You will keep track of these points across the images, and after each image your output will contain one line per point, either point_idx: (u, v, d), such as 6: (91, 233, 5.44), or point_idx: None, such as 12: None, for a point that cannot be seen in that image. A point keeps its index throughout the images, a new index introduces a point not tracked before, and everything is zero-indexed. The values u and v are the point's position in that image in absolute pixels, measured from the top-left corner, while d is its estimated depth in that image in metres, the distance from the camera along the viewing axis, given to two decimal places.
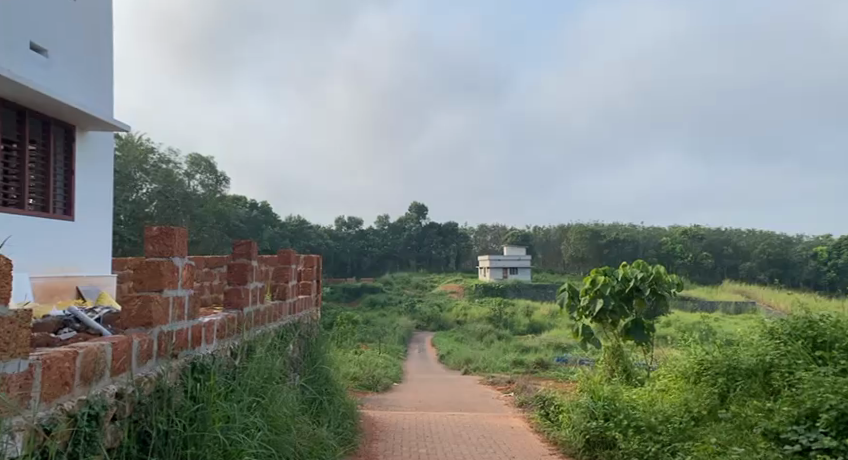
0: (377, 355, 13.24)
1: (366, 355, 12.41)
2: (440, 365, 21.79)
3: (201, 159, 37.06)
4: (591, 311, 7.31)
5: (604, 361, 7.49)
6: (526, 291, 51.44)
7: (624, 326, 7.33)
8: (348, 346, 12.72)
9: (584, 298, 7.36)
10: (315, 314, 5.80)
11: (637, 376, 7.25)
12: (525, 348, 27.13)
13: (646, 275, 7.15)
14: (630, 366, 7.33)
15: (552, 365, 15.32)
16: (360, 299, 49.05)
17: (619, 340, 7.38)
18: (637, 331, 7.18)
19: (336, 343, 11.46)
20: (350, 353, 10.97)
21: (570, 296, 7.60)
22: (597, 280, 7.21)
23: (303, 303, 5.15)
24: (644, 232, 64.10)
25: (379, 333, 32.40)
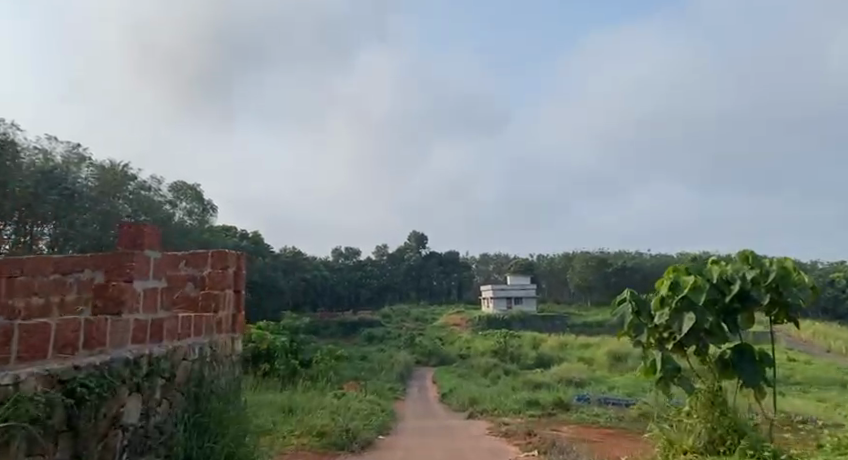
0: (367, 400, 11.16)
1: (349, 399, 10.18)
2: (442, 406, 19.55)
3: (187, 187, 35.29)
4: (676, 334, 5.44)
5: (697, 412, 5.40)
6: (532, 322, 49.15)
7: (721, 359, 5.52)
8: (330, 392, 10.68)
9: (663, 315, 5.49)
10: (239, 343, 3.95)
11: (754, 434, 5.19)
12: (535, 384, 24.89)
13: (752, 283, 5.62)
14: (739, 420, 5.26)
15: (572, 406, 13.12)
16: (357, 334, 46.76)
17: (717, 381, 5.49)
18: (746, 363, 5.42)
19: (311, 394, 9.46)
20: (327, 402, 8.92)
21: (636, 312, 5.72)
22: (688, 288, 5.44)
23: (200, 327, 3.24)
24: (653, 260, 61.96)
25: (377, 369, 30.21)
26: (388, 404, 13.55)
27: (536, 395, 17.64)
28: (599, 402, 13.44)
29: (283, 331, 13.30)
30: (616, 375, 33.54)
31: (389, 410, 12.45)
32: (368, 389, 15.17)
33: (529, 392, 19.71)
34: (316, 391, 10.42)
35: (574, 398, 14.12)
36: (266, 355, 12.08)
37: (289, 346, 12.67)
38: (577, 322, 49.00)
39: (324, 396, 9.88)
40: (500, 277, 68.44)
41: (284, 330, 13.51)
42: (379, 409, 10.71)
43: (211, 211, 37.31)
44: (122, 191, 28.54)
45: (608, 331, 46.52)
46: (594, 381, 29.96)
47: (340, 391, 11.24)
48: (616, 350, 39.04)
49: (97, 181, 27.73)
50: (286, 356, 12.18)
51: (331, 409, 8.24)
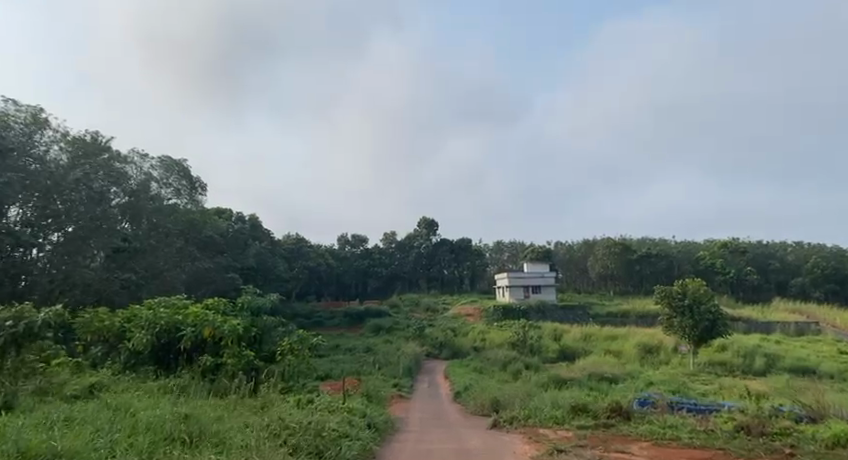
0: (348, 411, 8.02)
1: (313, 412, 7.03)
2: (456, 408, 16.24)
3: (175, 163, 31.83)
4: None
5: None
6: (552, 312, 45.53)
7: None
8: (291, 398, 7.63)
9: None
10: None
11: None
12: (563, 381, 21.59)
13: None
14: None
15: (636, 415, 9.47)
16: (364, 325, 43.68)
17: None
18: None
19: (250, 411, 6.58)
20: (265, 430, 5.91)
21: None
22: None
23: None
24: (681, 247, 57.99)
25: (381, 363, 27.10)
26: (387, 415, 10.17)
27: (572, 397, 14.21)
28: (668, 408, 9.82)
29: (246, 310, 9.98)
30: (650, 370, 30.10)
31: (385, 422, 9.15)
32: (359, 390, 11.77)
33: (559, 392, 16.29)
34: (273, 399, 7.40)
35: (633, 399, 10.49)
36: (214, 347, 8.93)
37: (252, 332, 9.37)
38: (600, 312, 45.41)
39: (279, 408, 6.91)
40: (517, 265, 64.72)
41: (250, 310, 10.17)
42: (360, 426, 7.59)
43: (202, 192, 33.86)
44: (100, 154, 24.55)
45: (636, 322, 42.84)
46: (629, 377, 26.51)
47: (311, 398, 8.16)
48: (646, 342, 35.51)
49: (75, 139, 23.76)
50: (238, 346, 8.91)
51: (259, 451, 5.34)
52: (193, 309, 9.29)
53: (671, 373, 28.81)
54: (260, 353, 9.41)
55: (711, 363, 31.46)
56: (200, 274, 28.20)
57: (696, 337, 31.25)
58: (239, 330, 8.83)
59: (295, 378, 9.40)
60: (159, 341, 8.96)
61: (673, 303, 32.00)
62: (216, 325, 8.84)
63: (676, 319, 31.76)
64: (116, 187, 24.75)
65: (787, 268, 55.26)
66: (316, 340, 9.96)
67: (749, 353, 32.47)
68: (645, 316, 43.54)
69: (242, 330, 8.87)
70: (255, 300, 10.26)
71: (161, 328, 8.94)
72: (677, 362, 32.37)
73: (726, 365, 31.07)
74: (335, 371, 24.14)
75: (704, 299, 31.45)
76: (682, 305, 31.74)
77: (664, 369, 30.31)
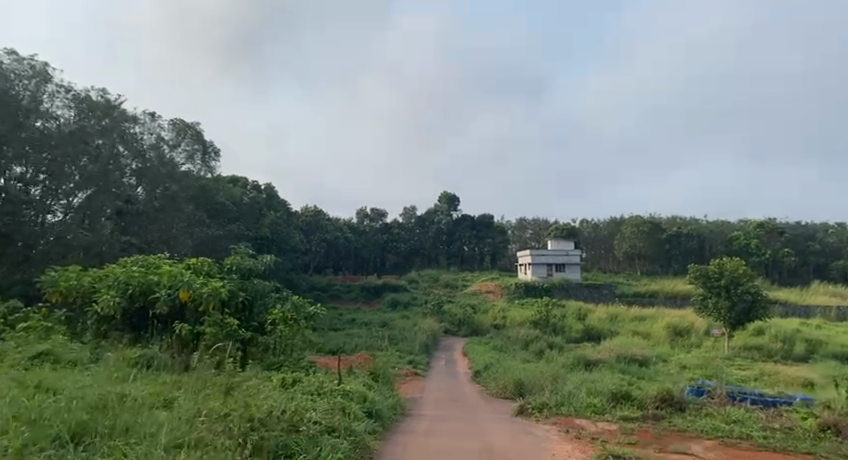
0: (341, 397, 7.06)
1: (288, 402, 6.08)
2: (476, 389, 14.99)
3: (187, 126, 30.54)
4: None
5: None
6: (576, 291, 43.89)
7: None
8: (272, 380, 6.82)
9: None
10: None
11: None
12: (591, 363, 20.17)
13: None
14: None
15: (691, 406, 7.97)
16: (381, 300, 42.54)
17: None
18: None
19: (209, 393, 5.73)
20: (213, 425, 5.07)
21: None
22: None
23: None
24: (714, 227, 55.70)
25: (396, 340, 25.94)
26: (396, 399, 8.84)
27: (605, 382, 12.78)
28: (728, 398, 8.32)
29: (233, 272, 8.62)
30: (681, 353, 28.55)
31: (391, 409, 8.00)
32: (364, 367, 10.48)
33: (588, 376, 14.90)
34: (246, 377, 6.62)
35: (686, 386, 8.93)
36: (191, 315, 7.57)
37: (239, 298, 8.08)
38: (626, 292, 43.67)
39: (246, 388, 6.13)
40: (540, 242, 62.96)
41: (239, 272, 8.83)
42: (353, 415, 6.69)
43: (215, 157, 32.59)
44: (110, 113, 23.07)
45: (665, 303, 41.06)
46: (660, 360, 25.00)
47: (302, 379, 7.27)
48: (676, 324, 33.85)
49: (83, 97, 22.16)
50: (218, 315, 7.56)
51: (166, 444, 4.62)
52: (171, 268, 7.98)
53: (704, 357, 27.23)
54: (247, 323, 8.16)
55: (747, 348, 29.75)
56: (209, 240, 27.11)
57: (732, 319, 29.51)
58: (223, 296, 7.47)
59: (286, 355, 8.28)
60: (132, 305, 7.68)
61: (708, 283, 30.26)
62: (195, 286, 7.42)
63: (711, 300, 30.00)
64: (124, 148, 23.54)
65: (827, 250, 52.90)
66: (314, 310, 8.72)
67: (788, 338, 30.69)
68: (674, 297, 41.78)
69: (225, 295, 7.56)
70: (244, 263, 8.84)
71: (133, 290, 7.60)
72: (710, 346, 30.72)
73: (763, 350, 29.38)
74: (347, 346, 23.07)
75: (741, 280, 29.68)
76: (718, 286, 30.00)
77: (696, 353, 28.71)
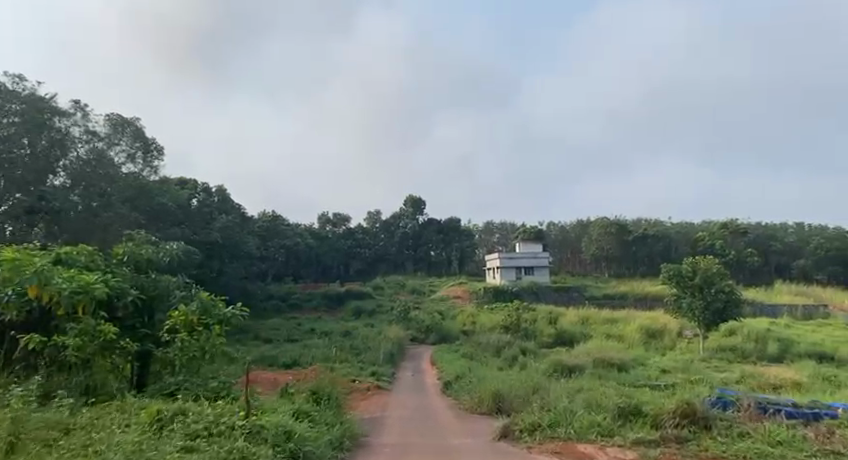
0: (248, 439, 5.93)
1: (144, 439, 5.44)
2: (445, 403, 13.38)
3: (125, 122, 29.39)
4: None
5: None
6: (546, 294, 42.55)
7: None
8: (144, 417, 6.19)
9: None
10: None
11: None
12: (568, 368, 18.65)
13: None
14: None
15: (720, 424, 6.35)
16: (344, 308, 40.60)
17: None
18: None
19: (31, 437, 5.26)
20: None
21: None
22: None
23: None
24: (679, 229, 55.07)
25: (357, 349, 24.15)
26: (338, 437, 7.25)
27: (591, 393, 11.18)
28: (758, 411, 6.79)
29: (130, 273, 9.04)
30: (656, 355, 27.42)
31: (326, 446, 6.78)
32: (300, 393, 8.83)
33: (567, 386, 13.37)
34: (104, 417, 6.35)
35: (708, 397, 7.36)
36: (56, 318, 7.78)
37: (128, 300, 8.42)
38: (596, 294, 42.52)
39: (90, 434, 5.65)
40: (507, 246, 61.62)
41: (137, 265, 9.43)
42: None
43: (157, 157, 31.75)
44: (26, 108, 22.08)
45: (635, 305, 40.00)
46: (637, 364, 23.71)
47: (211, 420, 6.19)
48: (648, 325, 32.75)
49: None
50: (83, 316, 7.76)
51: None
52: (29, 254, 7.58)
53: (681, 359, 26.03)
54: (142, 331, 8.81)
55: (720, 349, 28.71)
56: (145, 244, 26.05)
57: (706, 319, 28.37)
58: (92, 294, 7.34)
59: (189, 370, 8.30)
60: None
61: (681, 283, 29.14)
62: (55, 281, 7.11)
63: (685, 300, 28.83)
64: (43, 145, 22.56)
65: (791, 249, 52.75)
66: (230, 311, 8.32)
67: (761, 338, 29.76)
68: (645, 299, 40.77)
69: (97, 293, 7.43)
70: (136, 253, 9.34)
71: None
72: (685, 347, 29.66)
73: (738, 350, 28.37)
74: (304, 359, 21.27)
75: (715, 279, 28.58)
76: (691, 284, 28.89)
77: (671, 355, 27.53)
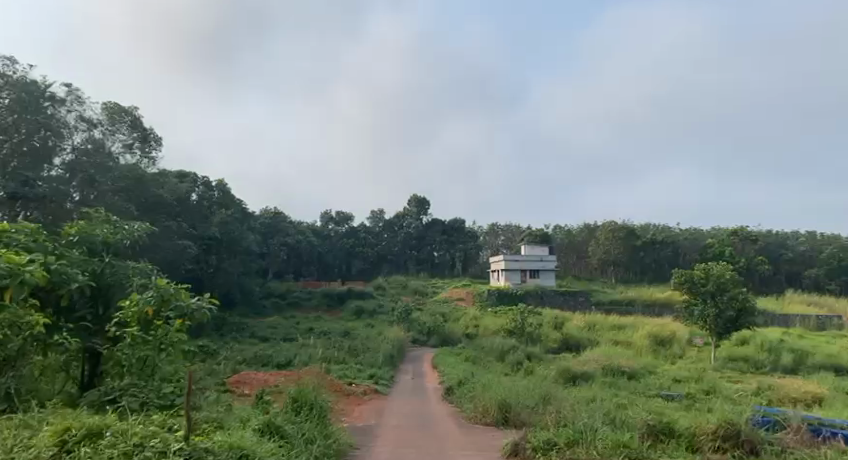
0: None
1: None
2: (447, 410, 12.51)
3: (123, 111, 28.72)
4: None
5: None
6: (551, 298, 41.51)
7: None
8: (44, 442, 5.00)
9: None
10: None
11: None
12: (577, 376, 17.72)
13: None
14: None
15: (767, 449, 6.43)
16: (344, 308, 39.67)
17: None
18: None
19: None
20: None
21: None
22: None
23: None
24: (688, 235, 53.97)
25: (356, 350, 23.25)
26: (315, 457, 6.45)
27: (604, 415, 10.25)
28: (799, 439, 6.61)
29: (77, 253, 7.02)
30: (665, 364, 26.43)
31: None
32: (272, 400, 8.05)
33: (577, 397, 12.39)
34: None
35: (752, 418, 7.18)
36: None
37: (75, 288, 6.27)
38: (603, 300, 41.49)
39: None
40: (512, 249, 60.60)
41: (88, 246, 7.49)
42: None
43: (156, 148, 31.11)
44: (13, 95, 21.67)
45: (643, 311, 38.94)
46: (648, 373, 22.68)
47: (140, 440, 5.14)
48: (657, 332, 31.69)
49: None
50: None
51: None
52: None
53: (692, 369, 25.00)
54: (79, 318, 6.95)
55: (732, 359, 27.70)
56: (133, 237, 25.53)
57: (719, 328, 27.33)
58: (22, 279, 5.21)
59: (145, 373, 6.64)
60: None
61: (693, 289, 28.07)
62: None
63: (696, 307, 27.81)
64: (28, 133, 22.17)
65: (802, 258, 51.65)
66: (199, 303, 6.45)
67: (775, 348, 28.74)
68: (652, 305, 39.73)
69: (29, 277, 5.27)
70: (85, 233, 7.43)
71: None
72: (695, 356, 28.65)
73: (750, 361, 27.35)
74: (299, 360, 20.41)
75: (728, 287, 27.49)
76: (703, 291, 27.87)
77: (682, 364, 26.49)
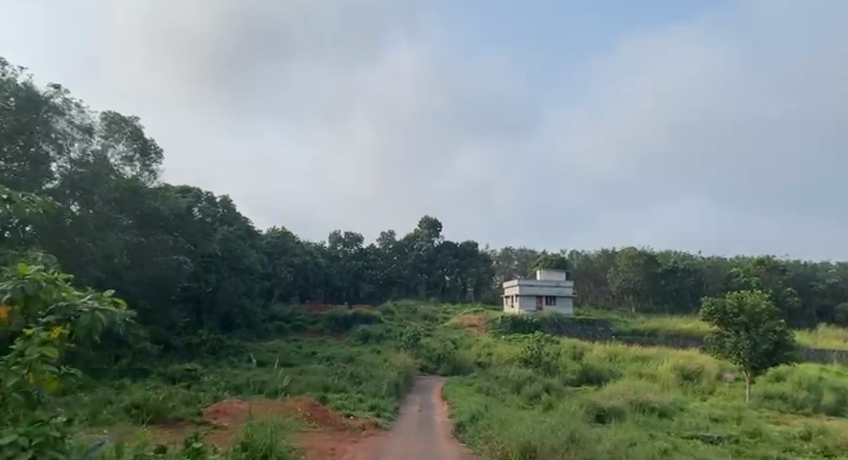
0: None
1: None
2: (458, 452, 10.65)
3: (123, 120, 27.38)
4: None
5: None
6: (568, 327, 39.39)
7: None
8: None
9: None
10: None
11: None
12: (603, 414, 15.75)
13: None
14: None
15: None
16: (350, 332, 37.86)
17: None
18: None
19: None
20: None
21: None
22: None
23: None
24: (711, 263, 51.70)
25: (358, 377, 21.40)
26: None
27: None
28: None
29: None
30: (694, 400, 24.27)
31: None
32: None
33: (611, 440, 10.42)
34: None
35: None
36: None
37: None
38: (623, 330, 39.30)
39: None
40: (526, 274, 58.56)
41: None
42: None
43: (157, 161, 29.78)
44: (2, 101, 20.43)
45: (666, 342, 36.69)
46: (679, 410, 20.57)
47: None
48: (683, 365, 29.48)
49: None
50: None
51: None
52: None
53: (726, 407, 22.83)
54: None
55: (767, 397, 25.45)
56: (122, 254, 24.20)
57: (753, 363, 25.11)
58: None
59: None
60: None
61: (725, 319, 25.94)
62: None
63: (728, 340, 25.64)
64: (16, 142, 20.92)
65: (832, 290, 49.16)
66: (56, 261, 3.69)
67: (814, 387, 26.45)
68: (676, 337, 37.49)
69: None
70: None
71: None
72: (726, 393, 26.42)
73: (788, 399, 25.10)
74: (295, 387, 18.63)
75: (764, 318, 25.32)
76: (735, 322, 25.74)
77: (713, 401, 24.28)
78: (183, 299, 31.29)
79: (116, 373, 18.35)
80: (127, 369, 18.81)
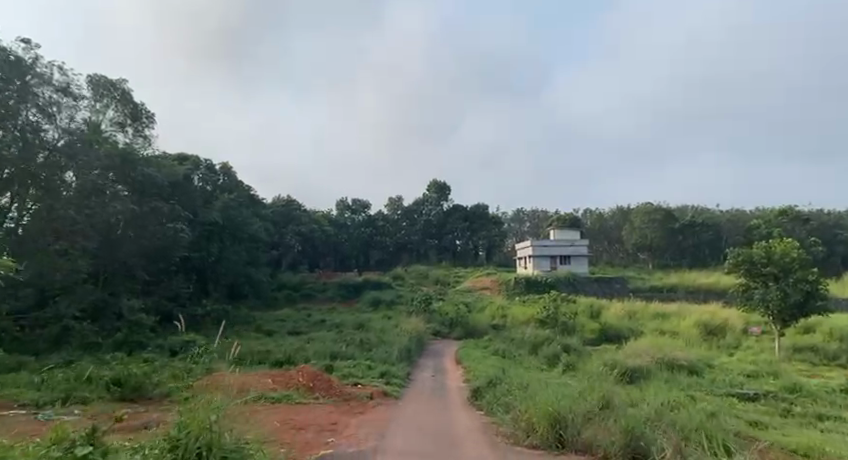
0: None
1: None
2: (474, 421, 9.51)
3: (111, 84, 26.26)
4: None
5: None
6: (585, 286, 38.17)
7: None
8: None
9: None
10: None
11: None
12: (629, 373, 14.57)
13: None
14: None
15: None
16: (361, 299, 36.90)
17: None
18: None
19: None
20: None
21: None
22: None
23: None
24: (730, 216, 49.95)
25: (367, 344, 20.38)
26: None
27: (694, 444, 7.15)
28: None
29: None
30: (722, 356, 23.09)
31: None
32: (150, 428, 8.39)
33: (647, 402, 9.24)
34: None
35: None
36: None
37: None
38: (641, 287, 38.02)
39: None
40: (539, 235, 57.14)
41: None
42: None
43: (150, 125, 28.72)
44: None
45: (688, 298, 35.36)
46: (708, 367, 19.37)
47: None
48: (707, 320, 28.21)
49: None
50: None
51: None
52: None
53: (756, 361, 21.61)
54: None
55: (798, 350, 24.16)
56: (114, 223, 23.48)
57: (783, 315, 23.73)
58: None
59: None
60: None
61: (752, 271, 24.53)
62: None
63: (756, 291, 24.24)
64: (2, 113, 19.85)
65: None
66: None
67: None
68: (697, 292, 36.15)
69: None
70: None
71: None
72: (754, 347, 25.17)
73: (820, 351, 23.80)
74: (300, 356, 17.66)
75: (794, 267, 23.88)
76: (763, 273, 24.33)
77: (742, 356, 23.03)
78: (186, 271, 30.39)
79: (111, 347, 17.48)
80: (123, 343, 17.92)
